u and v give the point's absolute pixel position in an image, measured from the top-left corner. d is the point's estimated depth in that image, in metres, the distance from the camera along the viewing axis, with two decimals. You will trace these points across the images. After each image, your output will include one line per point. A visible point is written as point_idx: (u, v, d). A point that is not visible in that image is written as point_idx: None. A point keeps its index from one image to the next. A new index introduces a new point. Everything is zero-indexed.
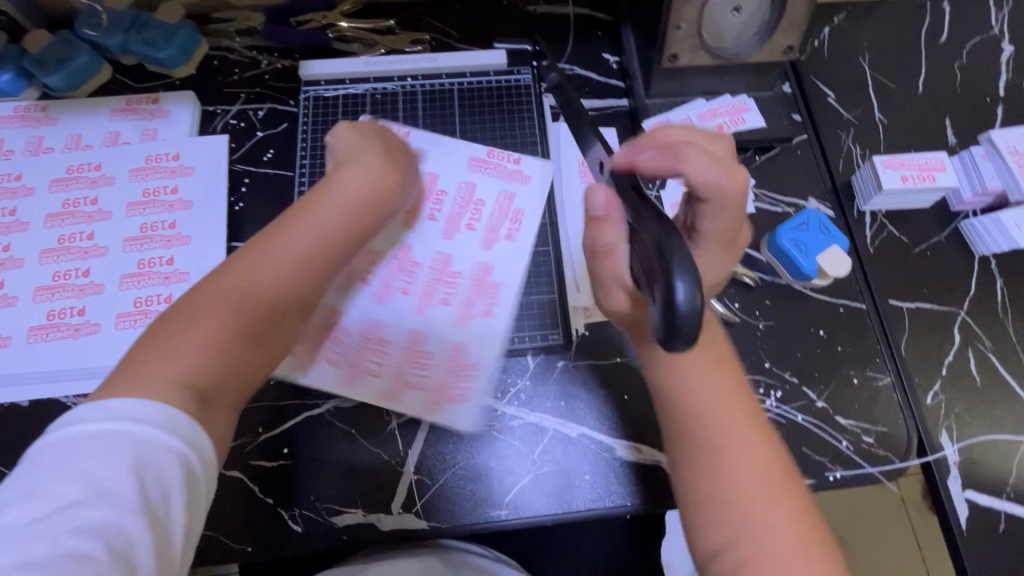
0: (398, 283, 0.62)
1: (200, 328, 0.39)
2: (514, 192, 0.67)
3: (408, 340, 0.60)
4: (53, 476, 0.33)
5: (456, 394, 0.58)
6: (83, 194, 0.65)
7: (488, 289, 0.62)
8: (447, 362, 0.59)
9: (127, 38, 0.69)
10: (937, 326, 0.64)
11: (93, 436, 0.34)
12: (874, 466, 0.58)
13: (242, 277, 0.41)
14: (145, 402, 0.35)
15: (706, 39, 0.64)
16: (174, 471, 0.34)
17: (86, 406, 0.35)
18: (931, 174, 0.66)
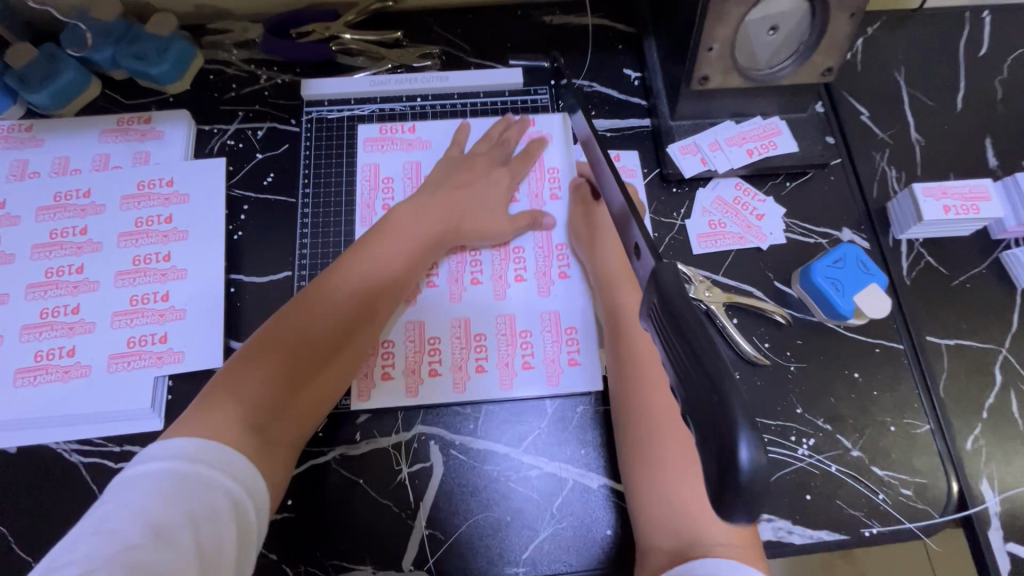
0: (463, 277, 0.63)
1: (264, 369, 0.48)
2: (550, 170, 0.67)
3: (456, 329, 0.60)
4: (120, 513, 0.37)
5: (566, 358, 0.59)
6: (71, 224, 0.61)
7: (557, 254, 0.64)
8: (503, 338, 0.60)
9: (117, 51, 0.65)
10: (978, 365, 0.60)
11: (161, 475, 0.39)
12: (912, 522, 0.55)
13: (301, 313, 0.51)
14: (199, 439, 0.41)
15: (738, 60, 0.59)
16: (228, 495, 0.40)
17: (155, 444, 0.41)
18: (975, 204, 0.62)
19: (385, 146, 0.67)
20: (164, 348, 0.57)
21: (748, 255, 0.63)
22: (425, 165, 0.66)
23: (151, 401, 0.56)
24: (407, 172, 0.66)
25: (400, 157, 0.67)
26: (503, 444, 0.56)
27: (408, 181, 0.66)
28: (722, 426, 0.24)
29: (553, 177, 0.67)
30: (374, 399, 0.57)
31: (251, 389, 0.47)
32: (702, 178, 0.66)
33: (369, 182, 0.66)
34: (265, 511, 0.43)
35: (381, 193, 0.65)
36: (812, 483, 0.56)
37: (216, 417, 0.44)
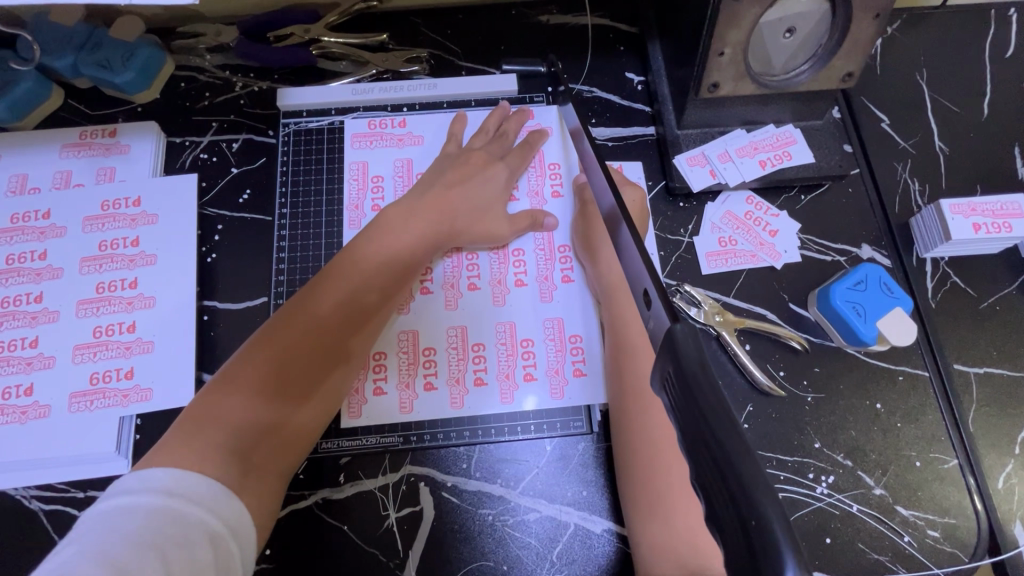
0: (459, 282, 0.58)
1: (249, 386, 0.44)
2: (550, 165, 0.62)
3: (451, 340, 0.56)
4: (83, 554, 0.33)
5: (571, 369, 0.55)
6: (30, 248, 0.56)
7: (560, 255, 0.59)
8: (502, 348, 0.56)
9: (78, 58, 0.60)
10: (1010, 395, 0.56)
11: (132, 510, 0.35)
12: (940, 566, 0.51)
13: (280, 333, 0.47)
14: (178, 471, 0.38)
15: (751, 65, 0.54)
16: (209, 530, 0.36)
17: (129, 477, 0.37)
18: (1006, 221, 0.57)
19: (375, 142, 0.62)
20: (130, 385, 0.53)
21: (761, 275, 0.59)
22: (418, 162, 0.62)
23: (116, 443, 0.51)
24: (398, 170, 0.62)
25: (390, 155, 0.62)
26: (498, 486, 0.52)
27: (399, 179, 0.61)
28: (757, 549, 0.22)
29: (554, 173, 0.62)
30: (367, 414, 0.54)
31: (235, 408, 0.43)
32: (710, 191, 0.61)
33: (358, 181, 0.61)
34: (249, 549, 0.39)
35: (370, 193, 0.61)
36: (832, 525, 0.52)
37: (192, 446, 0.40)
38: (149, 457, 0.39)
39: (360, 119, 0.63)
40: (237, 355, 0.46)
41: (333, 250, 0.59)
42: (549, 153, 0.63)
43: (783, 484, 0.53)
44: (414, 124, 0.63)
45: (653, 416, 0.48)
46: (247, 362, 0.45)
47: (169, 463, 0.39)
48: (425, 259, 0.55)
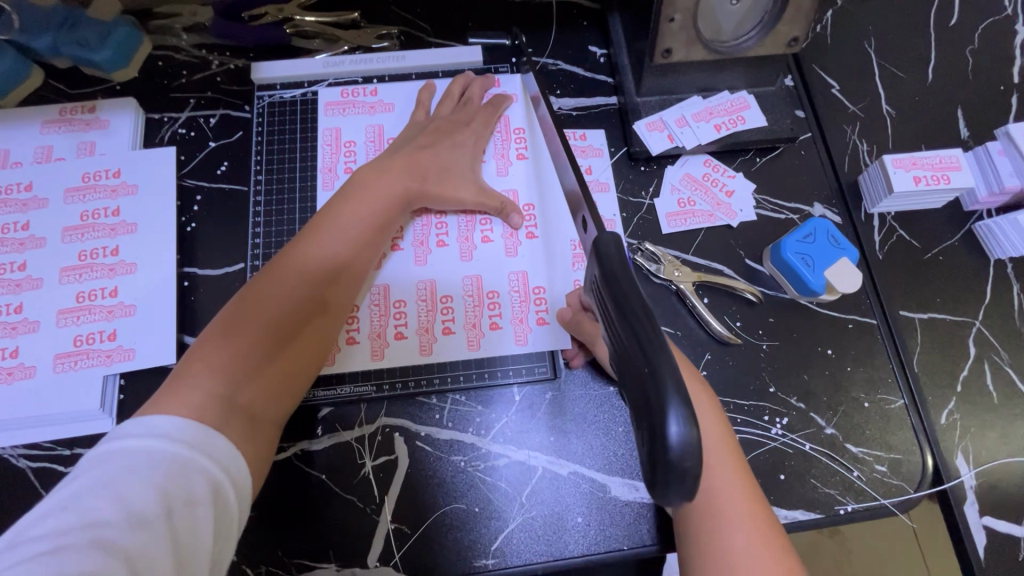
0: (427, 240, 0.60)
1: (237, 349, 0.46)
2: (516, 130, 0.65)
3: (422, 292, 0.58)
4: (88, 489, 0.35)
5: (533, 319, 0.58)
6: (13, 219, 0.58)
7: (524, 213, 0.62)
8: (469, 299, 0.58)
9: (56, 38, 0.61)
10: (951, 338, 0.59)
11: (136, 451, 0.37)
12: (886, 498, 0.54)
13: (253, 308, 0.48)
14: (181, 420, 0.40)
15: (702, 32, 0.57)
16: (206, 475, 0.38)
17: (131, 422, 0.39)
18: (945, 174, 0.61)
19: (347, 110, 0.65)
20: (113, 346, 0.55)
21: (718, 233, 0.62)
22: (389, 128, 0.64)
23: (101, 401, 0.53)
24: (370, 136, 0.64)
25: (362, 122, 0.64)
26: (470, 434, 0.55)
27: (371, 144, 0.64)
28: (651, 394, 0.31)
29: (519, 138, 0.65)
30: (341, 363, 0.56)
31: (226, 371, 0.45)
32: (670, 155, 0.64)
33: (331, 147, 0.63)
34: (244, 496, 0.41)
35: (343, 157, 0.63)
36: (786, 463, 0.55)
37: (187, 394, 0.42)
38: (146, 407, 0.41)
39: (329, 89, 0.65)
40: (217, 324, 0.48)
41: (308, 213, 0.61)
42: (515, 118, 0.66)
43: (740, 426, 0.56)
44: (384, 94, 0.66)
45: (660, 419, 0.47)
46: (221, 336, 0.47)
47: (167, 411, 0.41)
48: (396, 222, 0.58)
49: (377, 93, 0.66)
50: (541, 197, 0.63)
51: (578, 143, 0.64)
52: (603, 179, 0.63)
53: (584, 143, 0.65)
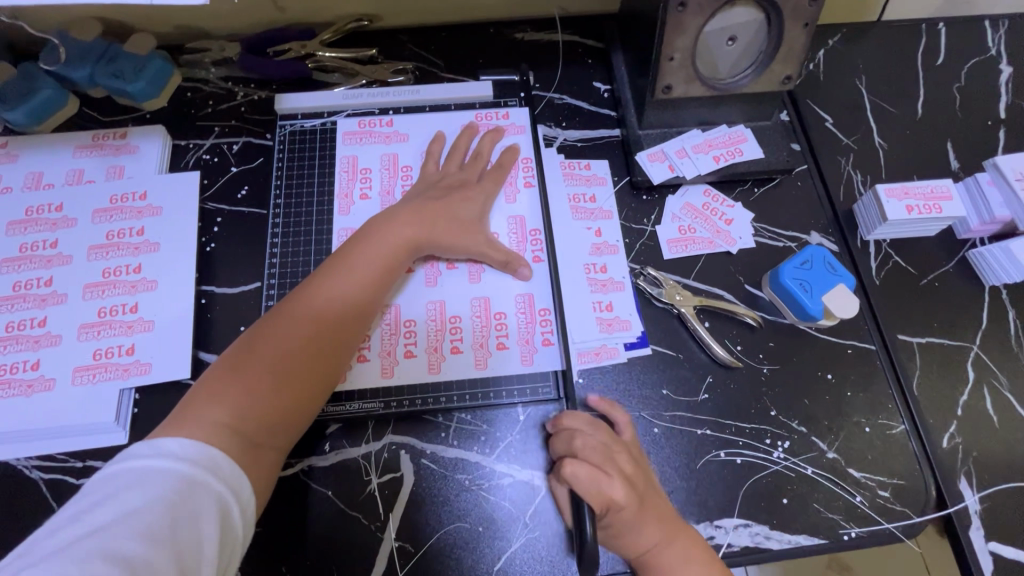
0: (437, 264, 0.62)
1: (245, 385, 0.47)
2: (523, 160, 0.68)
3: (431, 313, 0.60)
4: (101, 503, 0.38)
5: (539, 339, 0.59)
6: (42, 237, 0.61)
7: (531, 238, 0.64)
8: (477, 319, 0.60)
9: (94, 69, 0.66)
10: (950, 363, 0.61)
11: (145, 470, 0.39)
12: (891, 522, 0.54)
13: (266, 341, 0.50)
14: (192, 442, 0.42)
15: (699, 70, 0.61)
16: (213, 494, 0.40)
17: (142, 444, 0.41)
18: (937, 204, 0.63)
19: (362, 138, 0.68)
20: (130, 360, 0.56)
21: (718, 259, 0.64)
22: (403, 157, 0.67)
23: (115, 413, 0.55)
24: (384, 164, 0.67)
25: (378, 150, 0.68)
26: (475, 452, 0.56)
27: (385, 172, 0.67)
28: None
29: (525, 168, 0.67)
30: (351, 380, 0.57)
31: (233, 404, 0.46)
32: (671, 184, 0.67)
33: (347, 173, 0.66)
34: (249, 515, 0.43)
35: (359, 183, 0.66)
36: (788, 486, 0.55)
37: (196, 421, 0.44)
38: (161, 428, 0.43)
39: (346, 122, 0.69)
40: (233, 353, 0.49)
41: (325, 234, 0.64)
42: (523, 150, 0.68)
43: (742, 449, 0.56)
44: (400, 125, 0.69)
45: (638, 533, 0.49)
46: (233, 366, 0.48)
47: (175, 436, 0.43)
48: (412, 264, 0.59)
49: (391, 124, 0.69)
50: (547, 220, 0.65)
51: (584, 173, 0.67)
52: (606, 208, 0.66)
53: (588, 174, 0.67)
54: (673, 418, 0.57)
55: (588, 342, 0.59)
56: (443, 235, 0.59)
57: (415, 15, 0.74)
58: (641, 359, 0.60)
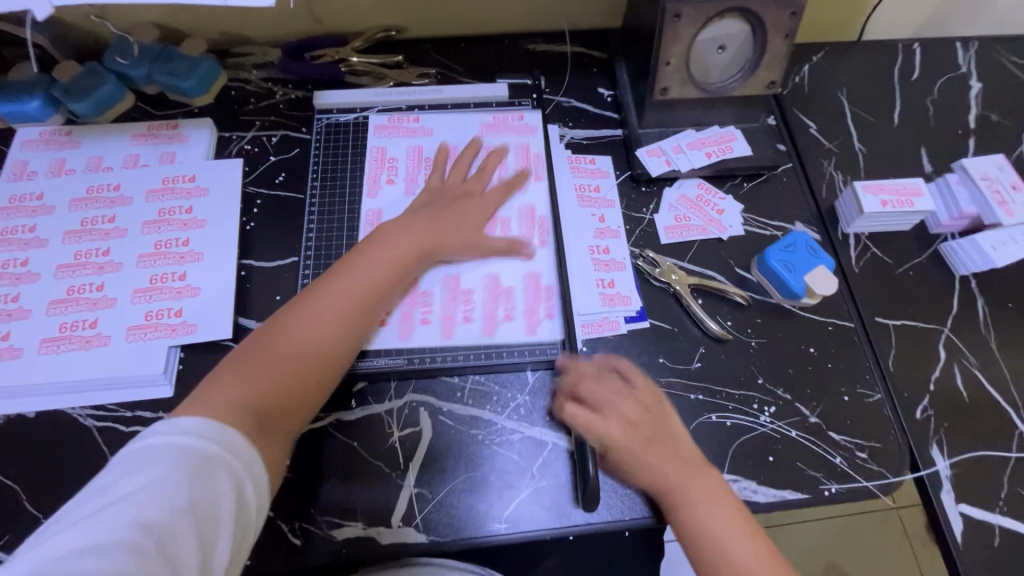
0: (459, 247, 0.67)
1: (252, 376, 0.51)
2: (534, 154, 0.74)
3: (447, 286, 0.65)
4: (129, 476, 0.42)
5: (544, 312, 0.64)
6: (101, 213, 0.68)
7: (539, 223, 0.69)
8: (487, 293, 0.65)
9: (151, 68, 0.74)
10: (923, 341, 0.66)
11: (160, 449, 0.43)
12: (868, 480, 0.59)
13: (275, 337, 0.54)
14: (204, 422, 0.45)
15: (693, 74, 0.68)
16: (228, 473, 0.44)
17: (162, 422, 0.45)
18: (909, 199, 0.69)
19: (388, 130, 0.75)
20: (178, 321, 0.63)
21: (710, 245, 0.70)
22: (426, 149, 0.74)
23: (163, 367, 0.60)
24: (409, 155, 0.74)
25: (403, 143, 0.74)
26: (488, 410, 0.61)
27: (410, 161, 0.73)
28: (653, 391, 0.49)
29: (536, 163, 0.73)
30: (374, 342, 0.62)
31: (244, 391, 0.50)
32: (667, 178, 0.73)
33: (376, 161, 0.73)
34: (264, 493, 0.46)
35: (386, 170, 0.72)
36: (774, 446, 0.60)
37: (208, 403, 0.48)
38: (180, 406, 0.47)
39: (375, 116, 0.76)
40: (245, 348, 0.53)
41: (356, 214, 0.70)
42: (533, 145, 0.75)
43: (731, 413, 0.62)
44: (423, 123, 0.76)
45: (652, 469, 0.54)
46: (242, 360, 0.52)
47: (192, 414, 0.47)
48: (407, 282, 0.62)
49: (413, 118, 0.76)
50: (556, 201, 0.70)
51: (590, 166, 0.74)
52: (609, 197, 0.72)
53: (592, 167, 0.74)
54: (668, 384, 0.63)
55: (591, 315, 0.65)
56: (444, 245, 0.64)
57: (438, 27, 0.83)
58: (641, 331, 0.65)
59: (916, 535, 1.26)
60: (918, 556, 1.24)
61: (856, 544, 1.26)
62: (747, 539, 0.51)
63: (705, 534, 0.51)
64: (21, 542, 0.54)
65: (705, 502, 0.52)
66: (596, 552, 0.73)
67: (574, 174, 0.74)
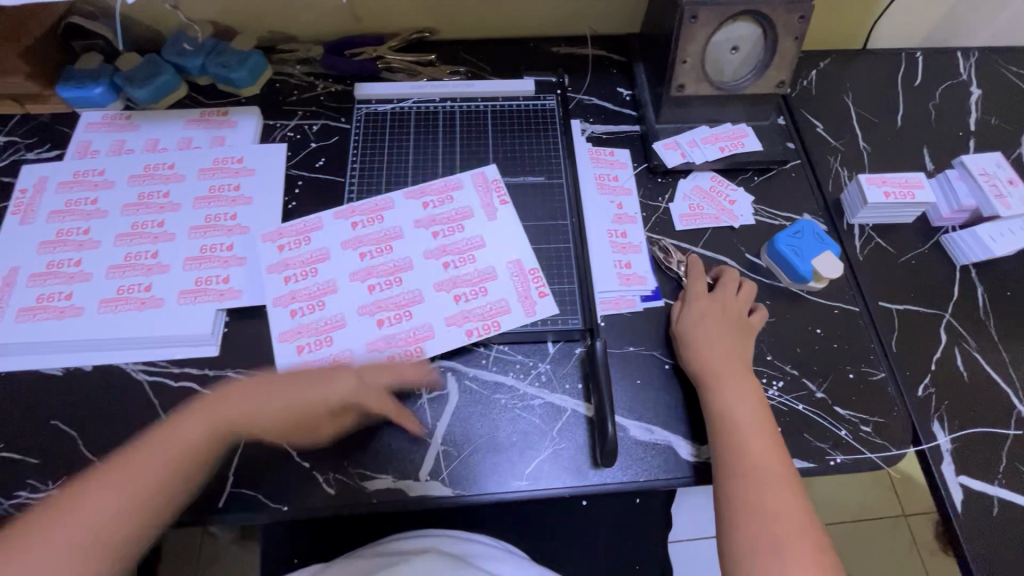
0: (378, 270, 0.67)
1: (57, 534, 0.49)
2: (493, 182, 0.74)
3: (365, 337, 0.64)
4: None
5: (431, 344, 0.64)
6: (157, 189, 0.73)
7: (466, 256, 0.68)
8: (406, 334, 0.64)
9: (206, 61, 0.81)
10: (924, 326, 0.69)
11: None
12: (873, 452, 0.62)
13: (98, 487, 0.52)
14: None
15: (708, 73, 0.74)
16: None
17: None
18: (911, 191, 0.73)
19: (455, 182, 0.73)
20: (225, 287, 0.67)
21: (722, 232, 0.75)
22: (470, 217, 0.71)
23: (211, 328, 0.65)
24: (457, 211, 0.71)
25: (472, 190, 0.73)
26: (512, 376, 0.65)
27: (448, 216, 0.71)
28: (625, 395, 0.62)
29: (497, 189, 0.73)
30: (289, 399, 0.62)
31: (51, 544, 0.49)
32: (682, 170, 0.78)
33: (439, 191, 0.73)
34: None
35: (435, 203, 0.72)
36: (782, 418, 0.63)
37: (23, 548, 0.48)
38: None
39: (410, 108, 0.81)
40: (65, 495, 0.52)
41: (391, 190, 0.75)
42: (552, 137, 0.79)
43: None
44: (489, 202, 0.72)
45: (722, 390, 0.59)
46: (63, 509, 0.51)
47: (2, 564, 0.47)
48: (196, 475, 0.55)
49: (485, 187, 0.73)
50: (563, 184, 0.76)
51: (610, 159, 0.79)
52: (627, 186, 0.77)
53: (611, 159, 0.79)
54: None
55: (608, 293, 0.69)
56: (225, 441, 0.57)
57: (469, 29, 0.89)
58: (656, 309, 0.69)
59: (924, 542, 1.26)
60: (926, 562, 1.24)
61: (864, 548, 1.26)
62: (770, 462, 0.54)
63: (735, 434, 0.56)
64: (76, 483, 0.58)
65: (744, 407, 0.58)
66: (610, 524, 0.76)
67: (594, 165, 0.78)
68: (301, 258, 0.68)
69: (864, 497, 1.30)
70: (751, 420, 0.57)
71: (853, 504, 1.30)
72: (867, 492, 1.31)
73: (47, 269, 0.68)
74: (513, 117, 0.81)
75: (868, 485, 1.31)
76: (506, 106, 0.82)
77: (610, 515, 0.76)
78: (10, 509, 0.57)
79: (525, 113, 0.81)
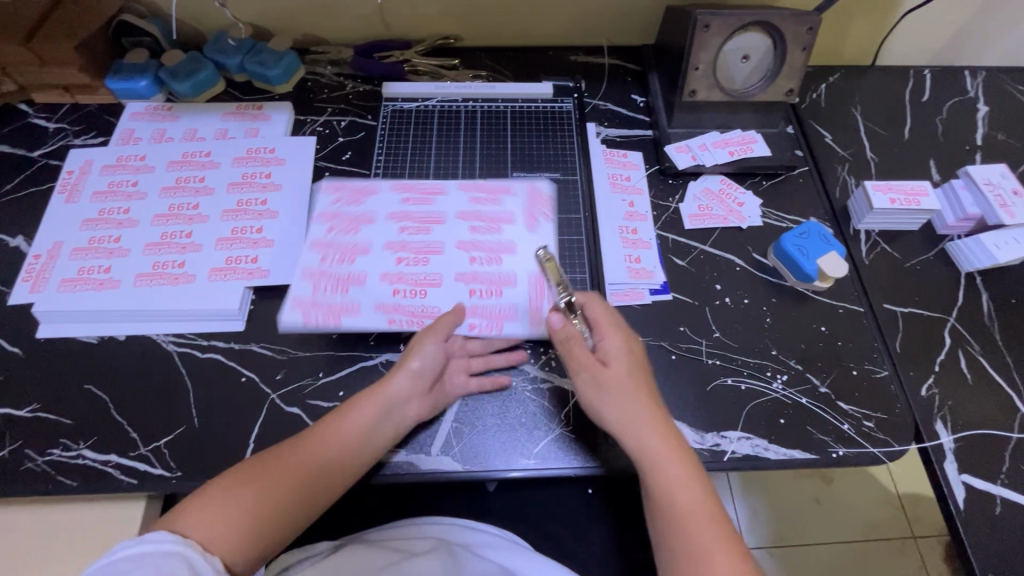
0: (409, 257, 0.70)
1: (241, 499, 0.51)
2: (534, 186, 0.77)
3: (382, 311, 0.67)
4: None
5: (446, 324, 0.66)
6: (193, 174, 0.78)
7: (494, 251, 0.71)
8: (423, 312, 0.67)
9: (243, 59, 0.86)
10: (928, 328, 0.71)
11: None
12: (876, 447, 0.63)
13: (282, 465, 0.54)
14: None
15: (719, 80, 0.77)
16: None
17: None
18: (916, 199, 0.75)
19: (500, 183, 0.77)
20: (254, 267, 0.71)
21: (730, 233, 0.77)
22: (513, 216, 0.74)
23: (239, 305, 0.68)
24: (506, 212, 0.74)
25: (515, 194, 0.76)
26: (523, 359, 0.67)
27: (486, 216, 0.74)
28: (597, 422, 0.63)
29: (535, 193, 0.76)
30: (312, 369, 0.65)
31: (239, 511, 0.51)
32: (692, 172, 0.81)
33: (486, 191, 0.76)
34: None
35: (485, 203, 0.75)
36: (785, 410, 0.65)
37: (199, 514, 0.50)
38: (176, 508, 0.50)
39: (434, 107, 0.85)
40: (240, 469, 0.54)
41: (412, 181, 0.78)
42: (569, 136, 0.83)
43: (746, 378, 0.67)
44: (526, 205, 0.75)
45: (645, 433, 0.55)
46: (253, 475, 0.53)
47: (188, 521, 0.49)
48: (315, 489, 0.55)
49: (530, 194, 0.76)
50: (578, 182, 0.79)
51: (624, 159, 0.82)
52: (638, 186, 0.80)
53: (625, 160, 0.82)
54: (688, 349, 0.68)
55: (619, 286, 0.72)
56: (325, 458, 0.55)
57: (492, 37, 0.94)
58: (663, 303, 0.72)
59: (934, 565, 1.23)
60: None
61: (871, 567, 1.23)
62: (710, 528, 0.51)
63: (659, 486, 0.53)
64: (107, 443, 0.61)
65: (670, 457, 0.54)
66: (614, 515, 0.77)
67: (610, 164, 0.81)
68: (344, 243, 0.71)
69: (872, 514, 1.28)
70: (671, 464, 0.54)
71: (861, 522, 1.28)
72: (876, 511, 1.29)
73: (89, 244, 0.72)
74: (534, 118, 0.85)
75: (876, 504, 1.29)
76: (526, 107, 0.86)
77: (614, 508, 0.77)
78: (44, 465, 0.60)
79: (546, 114, 0.85)
